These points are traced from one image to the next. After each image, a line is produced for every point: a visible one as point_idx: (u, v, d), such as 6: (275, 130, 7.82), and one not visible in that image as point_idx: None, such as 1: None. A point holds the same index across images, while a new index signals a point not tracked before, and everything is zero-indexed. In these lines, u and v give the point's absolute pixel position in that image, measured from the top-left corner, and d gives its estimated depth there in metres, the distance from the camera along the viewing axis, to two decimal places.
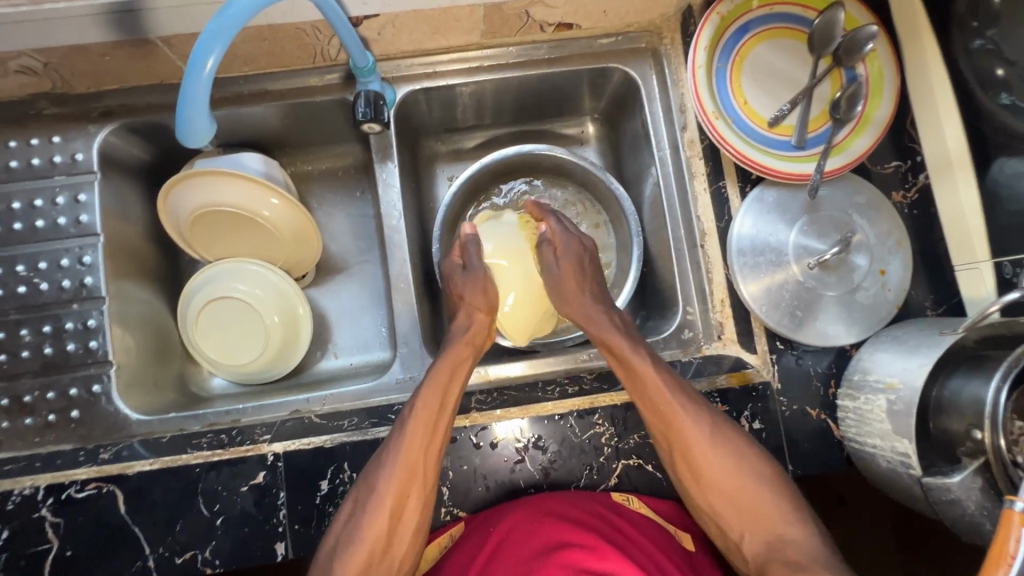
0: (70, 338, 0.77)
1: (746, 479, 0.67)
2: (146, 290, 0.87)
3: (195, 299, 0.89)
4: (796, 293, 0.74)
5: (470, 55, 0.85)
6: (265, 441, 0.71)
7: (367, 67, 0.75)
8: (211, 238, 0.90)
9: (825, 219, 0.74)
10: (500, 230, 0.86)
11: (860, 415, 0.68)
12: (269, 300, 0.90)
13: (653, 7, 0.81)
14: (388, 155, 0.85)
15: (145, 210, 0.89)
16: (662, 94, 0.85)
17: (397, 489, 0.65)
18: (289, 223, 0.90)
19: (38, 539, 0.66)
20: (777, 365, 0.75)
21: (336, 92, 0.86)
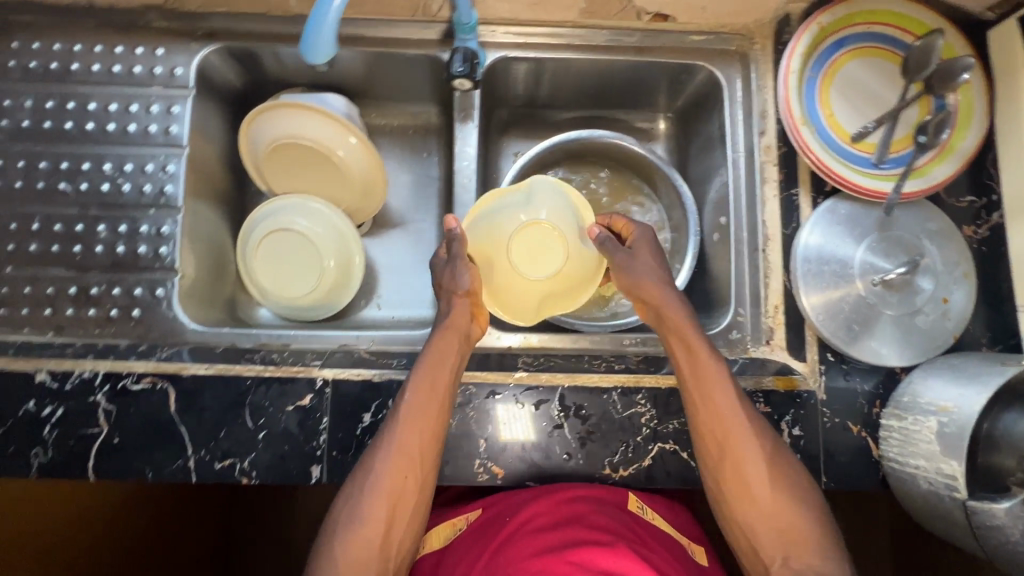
0: (142, 241, 0.79)
1: (760, 467, 0.66)
2: (214, 210, 0.89)
3: (258, 228, 0.91)
4: (855, 307, 0.74)
5: (564, 32, 0.87)
6: (316, 365, 0.72)
7: (470, 24, 0.76)
8: (283, 171, 0.92)
9: (895, 240, 0.75)
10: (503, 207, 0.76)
11: (905, 436, 0.68)
12: (329, 239, 0.92)
13: (752, 10, 0.82)
14: (468, 115, 0.86)
15: (226, 134, 0.92)
16: (745, 97, 0.86)
17: (396, 482, 0.64)
18: (362, 167, 0.92)
19: (89, 422, 0.68)
20: (825, 377, 0.76)
21: (428, 48, 0.88)
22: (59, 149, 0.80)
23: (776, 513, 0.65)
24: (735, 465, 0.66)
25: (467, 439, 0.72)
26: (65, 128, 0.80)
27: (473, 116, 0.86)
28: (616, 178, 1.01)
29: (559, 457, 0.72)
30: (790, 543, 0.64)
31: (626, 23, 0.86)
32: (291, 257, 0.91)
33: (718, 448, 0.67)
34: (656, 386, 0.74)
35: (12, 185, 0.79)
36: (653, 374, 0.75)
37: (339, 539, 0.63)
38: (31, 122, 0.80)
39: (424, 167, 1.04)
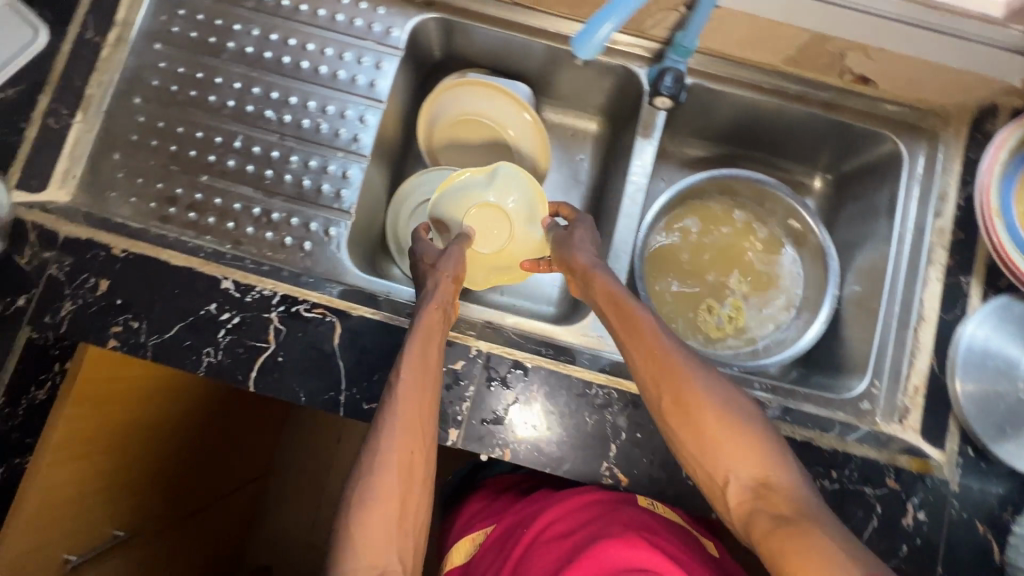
0: (327, 180, 0.84)
1: (694, 412, 0.59)
2: (384, 166, 0.93)
3: (417, 195, 0.94)
4: (1013, 407, 0.75)
5: (760, 74, 0.88)
6: (472, 334, 0.75)
7: (688, 48, 0.78)
8: (458, 144, 0.97)
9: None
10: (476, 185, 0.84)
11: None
12: None
13: (958, 93, 0.83)
14: (650, 132, 0.88)
15: (410, 99, 0.96)
16: (925, 175, 0.86)
17: (408, 436, 0.60)
18: (531, 151, 0.96)
19: (259, 336, 0.72)
20: (961, 469, 0.75)
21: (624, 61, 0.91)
22: (272, 78, 0.85)
23: (717, 453, 0.57)
24: (687, 419, 0.60)
25: (599, 441, 0.73)
26: (282, 60, 0.85)
27: (654, 134, 0.88)
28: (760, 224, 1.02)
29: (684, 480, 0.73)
30: (757, 486, 0.55)
31: (824, 78, 0.88)
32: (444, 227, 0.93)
33: (683, 414, 0.60)
34: (790, 436, 0.75)
35: (224, 103, 0.84)
36: (789, 425, 0.77)
37: (352, 504, 0.57)
38: (253, 49, 0.85)
39: (572, 169, 1.05)
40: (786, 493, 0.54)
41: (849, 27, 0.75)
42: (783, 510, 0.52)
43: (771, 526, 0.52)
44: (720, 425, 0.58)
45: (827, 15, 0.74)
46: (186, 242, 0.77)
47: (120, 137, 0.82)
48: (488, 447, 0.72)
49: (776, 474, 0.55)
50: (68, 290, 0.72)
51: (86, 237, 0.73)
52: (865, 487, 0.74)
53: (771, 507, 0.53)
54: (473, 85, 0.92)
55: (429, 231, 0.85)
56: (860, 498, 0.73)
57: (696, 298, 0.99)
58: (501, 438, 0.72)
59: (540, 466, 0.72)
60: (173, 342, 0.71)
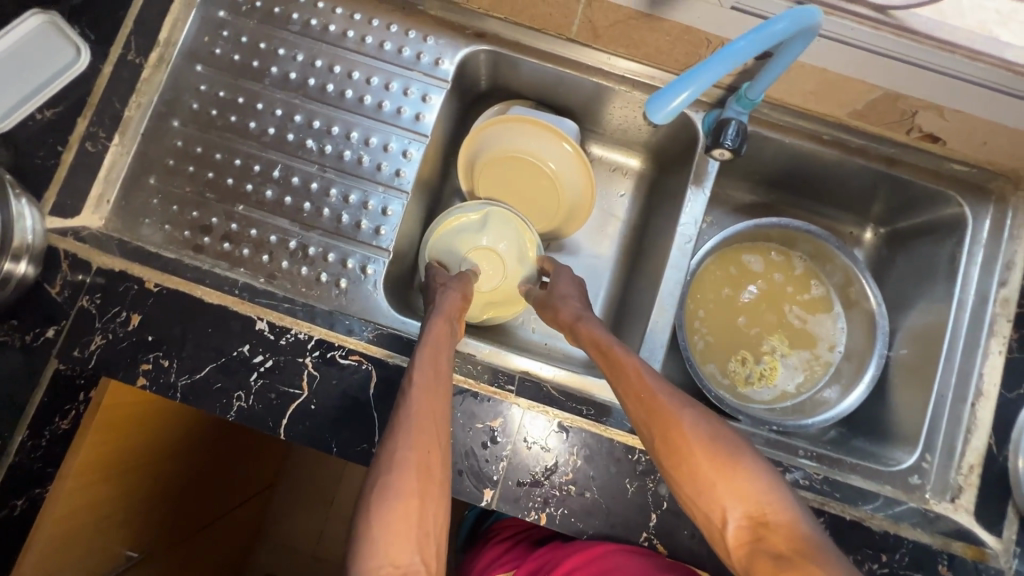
0: (366, 215, 0.81)
1: (693, 449, 0.59)
2: (422, 198, 0.91)
3: (448, 239, 0.89)
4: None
5: (822, 124, 0.84)
6: (512, 390, 0.72)
7: (754, 100, 0.74)
8: (499, 178, 0.93)
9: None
10: (469, 229, 0.89)
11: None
12: (507, 255, 0.89)
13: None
14: (702, 180, 0.85)
15: (451, 129, 0.93)
16: (991, 241, 0.82)
17: (418, 453, 0.59)
18: (575, 195, 0.93)
19: (293, 381, 0.69)
20: (1019, 559, 0.71)
21: None
22: (316, 107, 0.82)
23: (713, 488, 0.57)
24: (680, 455, 0.60)
25: (640, 511, 0.70)
26: (327, 89, 0.82)
27: (706, 182, 0.85)
28: (805, 275, 0.98)
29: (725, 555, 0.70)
30: (753, 521, 0.55)
31: (890, 133, 0.83)
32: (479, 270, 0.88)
33: (679, 456, 0.60)
34: (839, 514, 0.72)
35: (265, 130, 0.81)
36: (838, 501, 0.73)
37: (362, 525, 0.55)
38: (297, 75, 0.82)
39: (612, 205, 1.01)
40: (786, 528, 0.53)
41: (928, 89, 0.71)
42: (784, 548, 0.52)
43: (777, 566, 0.51)
44: (717, 461, 0.58)
45: (912, 78, 0.69)
46: (220, 276, 0.75)
47: (157, 161, 0.79)
48: (525, 511, 0.69)
49: (778, 509, 0.54)
50: (99, 323, 0.70)
51: (120, 269, 0.71)
52: (917, 574, 0.70)
53: (771, 545, 0.52)
54: (523, 123, 0.89)
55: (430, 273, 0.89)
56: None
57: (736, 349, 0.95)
58: (539, 502, 0.69)
59: (577, 533, 0.69)
60: (204, 383, 0.69)
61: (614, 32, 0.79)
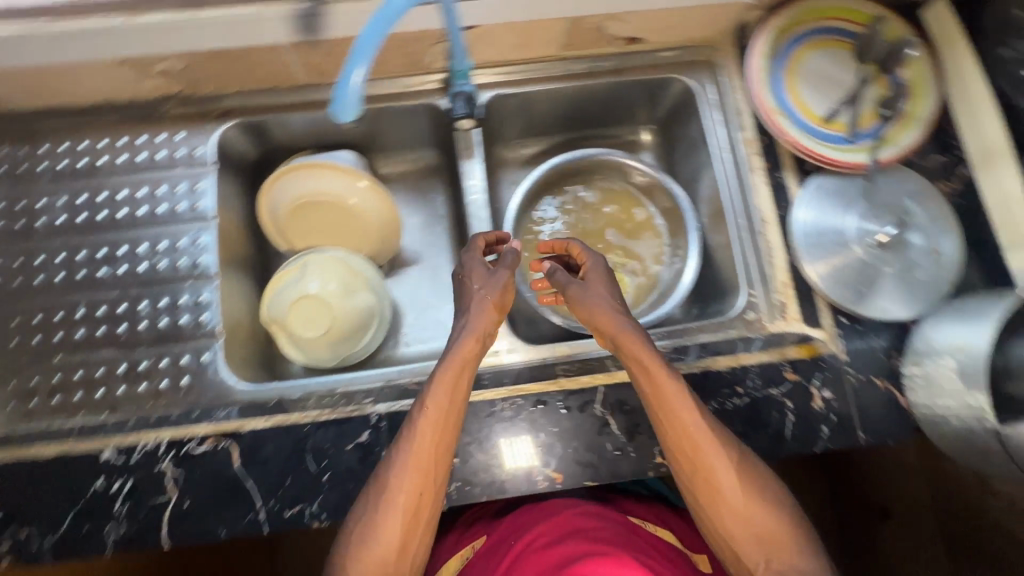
0: (183, 311, 0.83)
1: (709, 462, 0.67)
2: (242, 275, 0.94)
3: (279, 299, 0.92)
4: (858, 271, 0.81)
5: (547, 65, 0.95)
6: (369, 403, 0.75)
7: (464, 71, 0.83)
8: (305, 227, 0.98)
9: (880, 206, 0.83)
10: (293, 285, 0.92)
11: (927, 378, 0.73)
12: (335, 294, 0.93)
13: (709, 24, 0.92)
14: (472, 150, 0.93)
15: (245, 204, 0.97)
16: (718, 98, 0.94)
17: (410, 496, 0.65)
18: (378, 212, 0.98)
19: (159, 490, 0.70)
20: (844, 339, 0.80)
21: (427, 96, 0.95)
22: (95, 238, 0.84)
23: (745, 524, 0.66)
24: (710, 485, 0.67)
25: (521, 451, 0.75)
26: (99, 218, 0.85)
27: (475, 150, 0.93)
28: (615, 192, 1.07)
29: (612, 456, 0.75)
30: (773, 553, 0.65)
31: (601, 49, 0.95)
32: (316, 314, 0.91)
33: (694, 468, 0.67)
34: (690, 371, 0.79)
35: (52, 280, 0.83)
36: (686, 362, 0.80)
37: (354, 550, 0.64)
38: (65, 217, 0.85)
39: (428, 207, 1.08)
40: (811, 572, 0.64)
41: (586, 5, 0.85)
42: (776, 555, 0.65)
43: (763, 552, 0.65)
44: (755, 496, 0.67)
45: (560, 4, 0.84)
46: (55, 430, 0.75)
47: None
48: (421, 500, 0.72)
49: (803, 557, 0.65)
50: None
51: None
52: (770, 390, 0.78)
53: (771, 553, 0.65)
54: (296, 171, 0.94)
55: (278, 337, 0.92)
56: (771, 401, 0.78)
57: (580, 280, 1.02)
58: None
59: (476, 497, 0.73)
60: (70, 533, 0.68)
61: (332, 62, 0.87)
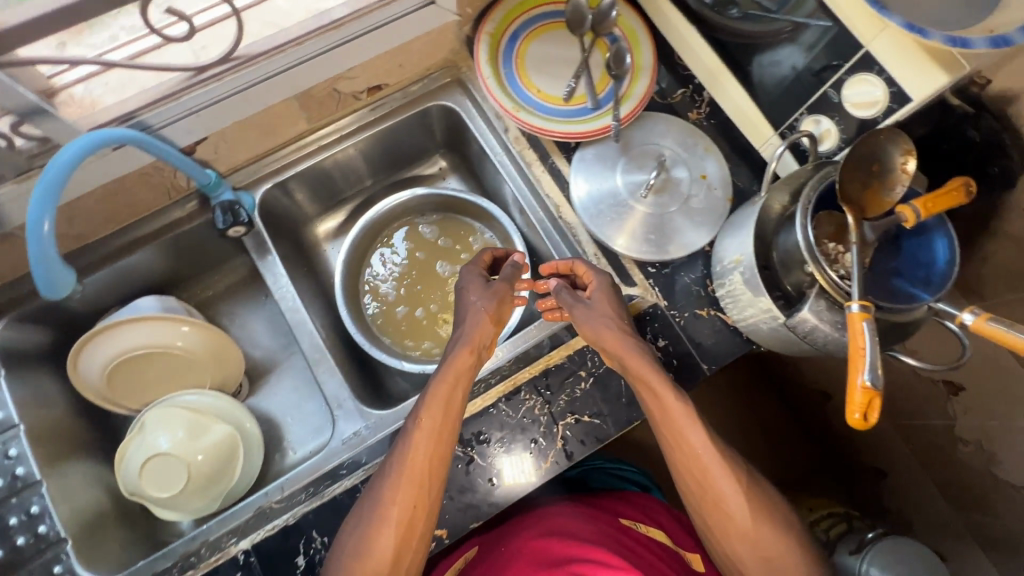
0: (18, 532, 0.84)
1: (718, 493, 0.80)
2: (83, 461, 0.96)
3: (131, 467, 0.94)
4: (617, 217, 0.96)
5: (310, 139, 1.07)
6: (232, 544, 0.86)
7: (211, 182, 0.96)
8: (131, 384, 1.01)
9: (608, 151, 0.99)
10: (139, 446, 0.95)
11: (693, 291, 0.87)
12: (186, 439, 0.95)
13: (422, 61, 1.04)
14: (265, 249, 1.04)
15: (64, 387, 1.00)
16: (475, 112, 1.07)
17: (412, 490, 0.78)
18: (202, 344, 1.03)
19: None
20: (657, 286, 0.94)
21: (200, 216, 1.03)
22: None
23: (735, 537, 0.80)
24: (712, 500, 0.81)
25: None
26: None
27: (268, 247, 1.04)
28: (426, 237, 1.20)
29: (461, 481, 0.84)
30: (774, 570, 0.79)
31: (349, 110, 1.06)
32: (170, 469, 0.93)
33: (692, 466, 0.81)
34: (531, 377, 0.97)
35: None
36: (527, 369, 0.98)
37: (371, 530, 0.76)
38: None
39: (270, 308, 1.16)
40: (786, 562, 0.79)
41: (308, 77, 0.92)
42: (755, 537, 0.80)
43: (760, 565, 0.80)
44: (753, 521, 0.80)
45: (257, 96, 0.90)
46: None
47: None
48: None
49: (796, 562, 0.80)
50: None
51: None
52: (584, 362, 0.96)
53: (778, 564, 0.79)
54: (92, 335, 0.95)
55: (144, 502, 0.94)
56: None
57: (424, 316, 1.15)
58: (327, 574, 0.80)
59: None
60: None
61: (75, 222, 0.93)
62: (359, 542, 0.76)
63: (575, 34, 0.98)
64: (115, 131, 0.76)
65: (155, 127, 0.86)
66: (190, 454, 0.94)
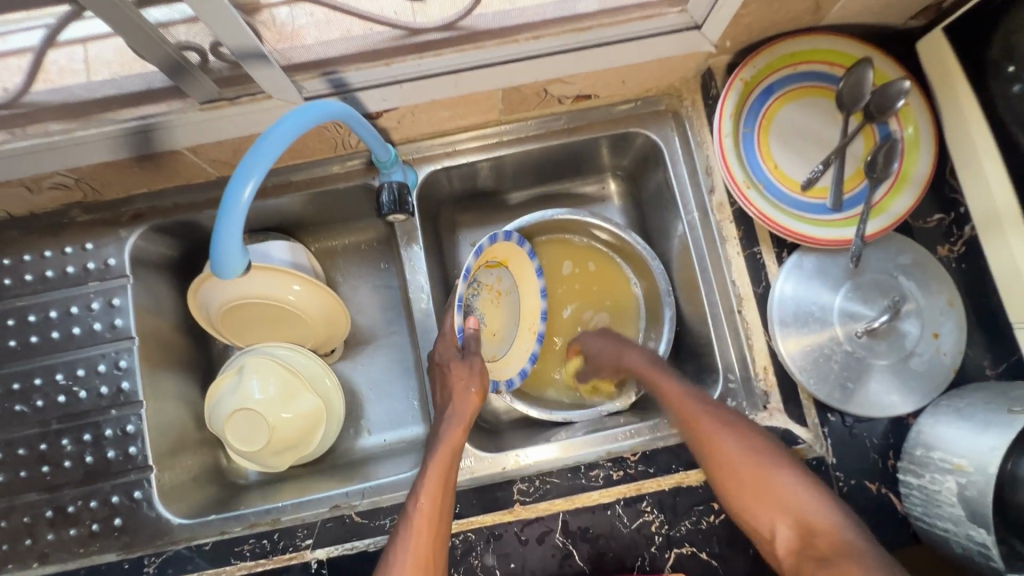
0: (281, 359, 0.85)
1: (778, 506, 0.59)
2: (342, 313, 0.89)
3: (219, 408, 0.82)
4: (844, 363, 0.69)
5: (489, 132, 0.81)
6: (308, 547, 0.69)
7: (389, 160, 0.71)
8: (241, 328, 0.85)
9: (870, 285, 0.69)
10: (225, 399, 0.82)
11: (926, 495, 0.62)
12: (276, 398, 0.82)
13: (673, 73, 0.76)
14: (412, 236, 0.81)
15: (336, 217, 0.93)
16: (682, 155, 0.80)
17: (433, 497, 0.63)
18: (317, 307, 0.85)
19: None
20: (830, 439, 0.70)
21: (553, 121, 0.81)
22: (33, 364, 0.75)
23: (775, 513, 0.59)
24: (719, 466, 0.63)
25: (547, 552, 0.67)
26: (32, 342, 0.76)
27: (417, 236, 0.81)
28: (600, 257, 0.93)
29: (638, 562, 0.67)
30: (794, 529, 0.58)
31: (548, 110, 0.80)
32: (252, 433, 0.80)
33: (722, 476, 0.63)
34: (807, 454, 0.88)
35: None
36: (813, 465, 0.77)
37: (402, 526, 0.62)
38: (171, 248, 0.83)
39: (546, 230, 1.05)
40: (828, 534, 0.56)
41: (779, 79, 0.72)
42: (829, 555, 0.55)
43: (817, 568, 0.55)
44: (766, 471, 0.61)
45: (498, 75, 0.68)
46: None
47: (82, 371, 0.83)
48: None
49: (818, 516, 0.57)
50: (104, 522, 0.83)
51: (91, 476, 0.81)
52: None
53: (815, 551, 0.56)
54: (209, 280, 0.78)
55: (223, 443, 0.82)
56: None
57: (544, 357, 0.91)
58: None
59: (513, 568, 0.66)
60: None
61: (437, 119, 0.76)
62: (404, 528, 0.62)
63: (842, 113, 0.71)
64: (330, 103, 0.56)
65: (351, 88, 0.65)
66: (266, 378, 0.82)
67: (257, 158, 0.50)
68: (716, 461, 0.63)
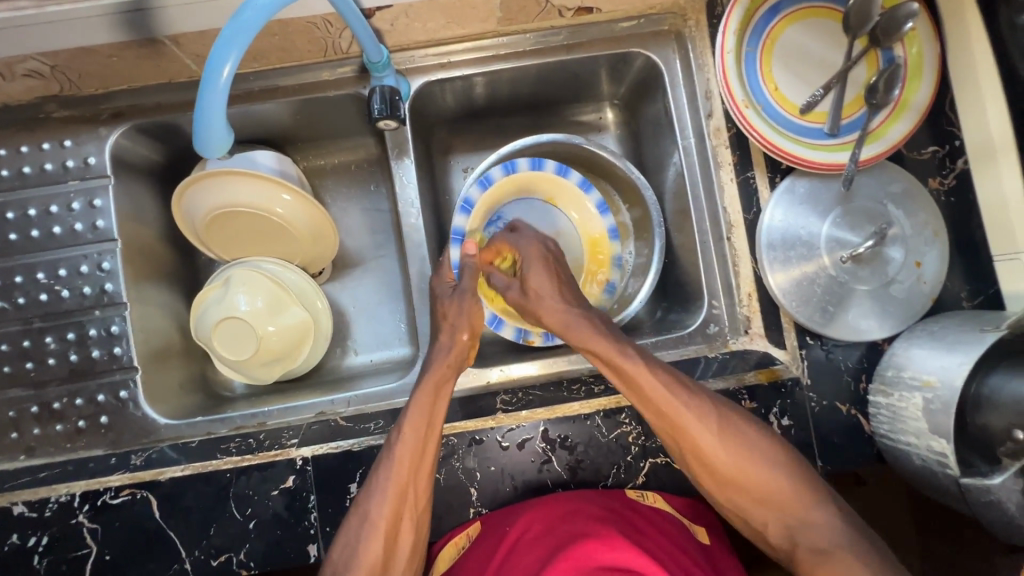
0: (268, 272, 0.84)
1: (762, 475, 0.61)
2: (333, 234, 0.87)
3: (206, 318, 0.82)
4: (827, 288, 0.70)
5: (487, 43, 0.78)
6: (294, 445, 0.70)
7: (381, 62, 0.69)
8: (227, 240, 0.83)
9: (859, 213, 0.70)
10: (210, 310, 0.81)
11: (894, 413, 0.64)
12: (263, 311, 0.81)
13: None
14: (403, 150, 0.80)
15: (325, 132, 0.90)
16: (682, 78, 0.78)
17: (417, 434, 0.62)
18: (304, 220, 0.83)
19: (78, 544, 0.67)
20: (806, 360, 0.71)
21: (551, 36, 0.78)
22: (12, 262, 0.74)
23: (741, 481, 0.61)
24: (701, 456, 0.62)
25: (527, 457, 0.69)
26: (11, 239, 0.74)
27: (408, 150, 0.80)
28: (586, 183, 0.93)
29: (613, 470, 0.69)
30: (782, 516, 0.60)
31: (548, 24, 0.77)
32: (239, 343, 0.80)
33: (698, 457, 0.62)
34: None
35: None
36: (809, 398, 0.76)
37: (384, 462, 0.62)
38: (153, 152, 0.80)
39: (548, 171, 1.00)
40: (822, 529, 0.58)
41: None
42: (821, 541, 0.58)
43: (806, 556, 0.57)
44: (761, 460, 0.61)
45: None
46: None
47: None
48: (458, 505, 0.68)
49: (817, 513, 0.59)
50: None
51: None
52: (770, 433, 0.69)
53: (809, 541, 0.58)
54: (197, 184, 0.76)
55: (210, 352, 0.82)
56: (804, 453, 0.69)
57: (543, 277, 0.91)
58: (467, 478, 0.68)
59: (492, 472, 0.69)
60: None
61: (432, 23, 0.73)
62: (383, 467, 0.62)
63: (847, 35, 0.69)
64: None
65: None
66: (251, 291, 0.81)
67: (234, 33, 0.49)
68: (685, 438, 0.62)
